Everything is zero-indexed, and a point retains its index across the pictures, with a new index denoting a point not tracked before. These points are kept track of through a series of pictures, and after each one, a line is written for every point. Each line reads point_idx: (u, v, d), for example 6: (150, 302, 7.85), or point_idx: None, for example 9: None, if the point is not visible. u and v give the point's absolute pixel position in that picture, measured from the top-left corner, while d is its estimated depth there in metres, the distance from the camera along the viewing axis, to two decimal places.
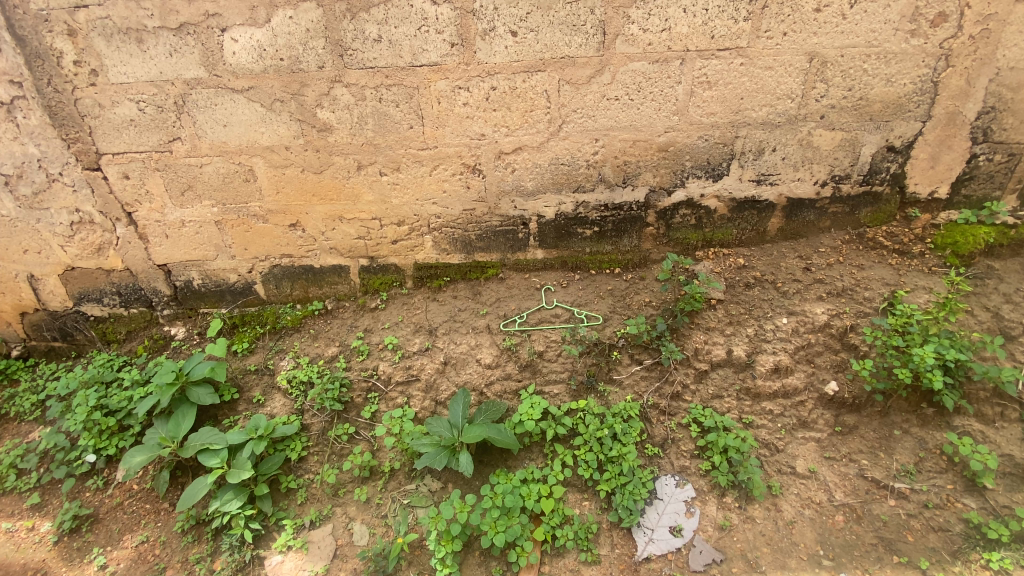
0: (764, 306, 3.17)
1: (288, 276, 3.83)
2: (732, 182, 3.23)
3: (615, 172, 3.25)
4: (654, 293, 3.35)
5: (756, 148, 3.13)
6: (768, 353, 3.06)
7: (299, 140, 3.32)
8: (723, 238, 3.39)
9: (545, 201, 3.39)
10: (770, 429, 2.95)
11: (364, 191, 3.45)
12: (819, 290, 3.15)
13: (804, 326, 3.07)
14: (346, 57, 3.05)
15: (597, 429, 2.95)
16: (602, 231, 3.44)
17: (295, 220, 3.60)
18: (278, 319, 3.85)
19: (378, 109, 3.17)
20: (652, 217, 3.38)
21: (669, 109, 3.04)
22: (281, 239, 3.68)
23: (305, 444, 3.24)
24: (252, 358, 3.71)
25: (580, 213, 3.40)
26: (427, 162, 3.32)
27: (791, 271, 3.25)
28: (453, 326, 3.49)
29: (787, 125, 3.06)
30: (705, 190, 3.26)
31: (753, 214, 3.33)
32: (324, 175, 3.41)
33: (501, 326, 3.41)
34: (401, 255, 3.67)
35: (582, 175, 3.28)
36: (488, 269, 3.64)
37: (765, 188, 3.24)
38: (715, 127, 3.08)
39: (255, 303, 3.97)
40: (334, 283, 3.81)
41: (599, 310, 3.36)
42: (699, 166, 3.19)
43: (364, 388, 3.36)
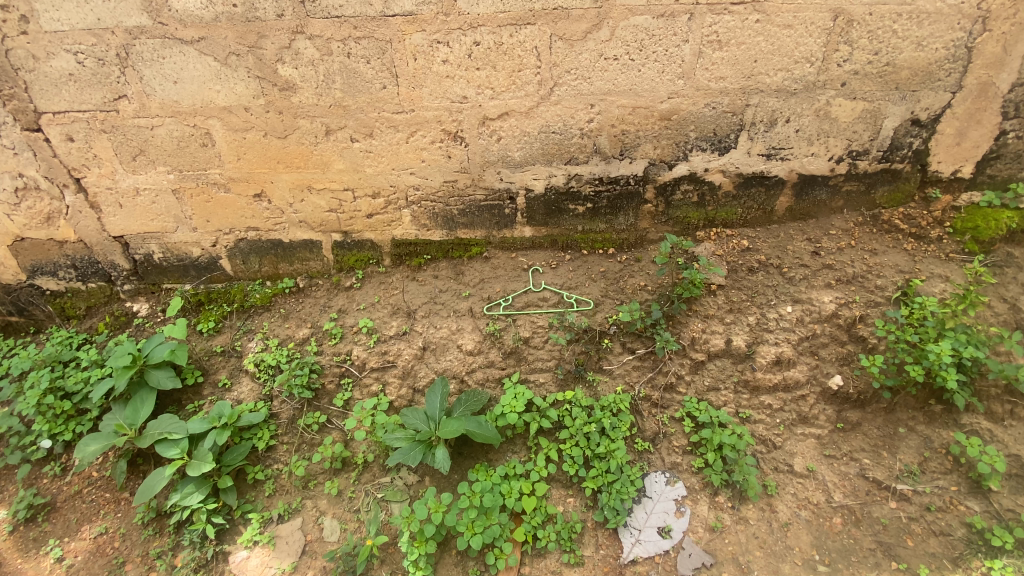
0: (768, 293, 2.93)
1: (256, 251, 3.54)
2: (739, 156, 2.93)
3: (611, 143, 2.94)
4: (649, 277, 3.10)
5: (768, 118, 2.82)
6: (769, 344, 2.85)
7: (259, 100, 2.97)
8: (727, 217, 3.11)
9: (534, 174, 3.08)
10: (768, 425, 2.78)
11: (334, 158, 3.12)
12: (828, 277, 2.91)
13: (809, 315, 2.84)
14: (308, 4, 2.68)
15: (584, 423, 2.77)
16: (596, 208, 3.15)
17: (260, 190, 3.28)
18: (245, 297, 3.58)
19: (347, 65, 2.82)
20: (650, 193, 3.08)
21: (673, 71, 2.71)
22: (245, 210, 3.37)
23: (274, 432, 3.04)
24: (218, 339, 3.48)
25: (572, 187, 3.10)
26: (404, 127, 2.99)
27: (799, 255, 2.99)
28: (433, 309, 3.24)
29: (803, 93, 2.75)
30: (710, 164, 2.96)
31: (760, 191, 3.04)
32: (289, 140, 3.08)
33: (485, 309, 3.17)
34: (376, 230, 3.37)
35: (575, 145, 2.96)
36: (473, 247, 3.36)
37: (775, 163, 2.95)
38: (725, 93, 2.76)
39: (221, 279, 3.69)
40: (306, 259, 3.54)
41: (590, 294, 3.12)
42: (704, 137, 2.89)
43: (336, 374, 3.13)
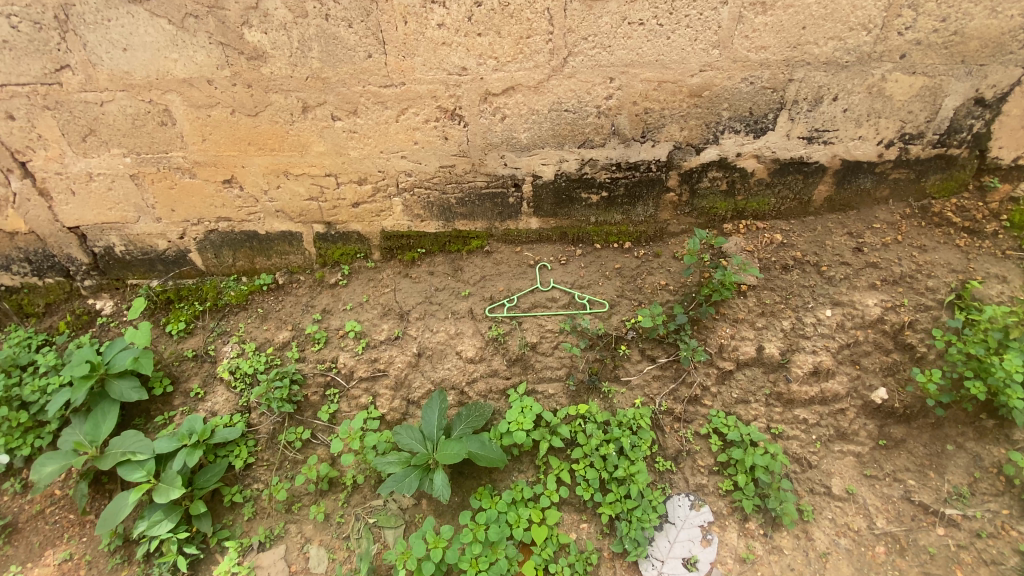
0: (804, 295, 2.63)
1: (229, 243, 3.17)
2: (777, 139, 2.58)
3: (632, 123, 2.57)
4: (670, 275, 2.78)
5: (813, 95, 2.46)
6: (805, 353, 2.55)
7: (225, 71, 2.56)
8: (758, 208, 2.78)
9: (542, 158, 2.72)
10: (803, 442, 2.51)
11: (313, 140, 2.73)
12: (872, 276, 2.60)
13: (851, 320, 2.54)
14: None
15: (601, 442, 2.47)
16: (612, 197, 2.80)
17: (230, 175, 2.89)
18: (219, 295, 3.22)
19: (325, 30, 2.42)
20: (673, 181, 2.73)
21: (707, 39, 2.33)
22: (214, 198, 2.98)
23: (252, 449, 2.73)
24: (189, 342, 3.13)
25: (586, 174, 2.74)
26: (393, 104, 2.60)
27: (839, 252, 2.68)
28: (429, 310, 2.90)
29: (855, 66, 2.38)
30: (742, 148, 2.61)
31: (797, 179, 2.71)
32: (261, 118, 2.68)
33: (487, 311, 2.84)
34: (364, 221, 3.01)
35: (590, 125, 2.59)
36: (473, 240, 3.00)
37: (816, 147, 2.61)
38: (766, 66, 2.39)
39: (192, 274, 3.32)
40: (285, 253, 3.18)
41: (604, 295, 2.80)
42: (737, 117, 2.53)
43: (320, 384, 2.80)
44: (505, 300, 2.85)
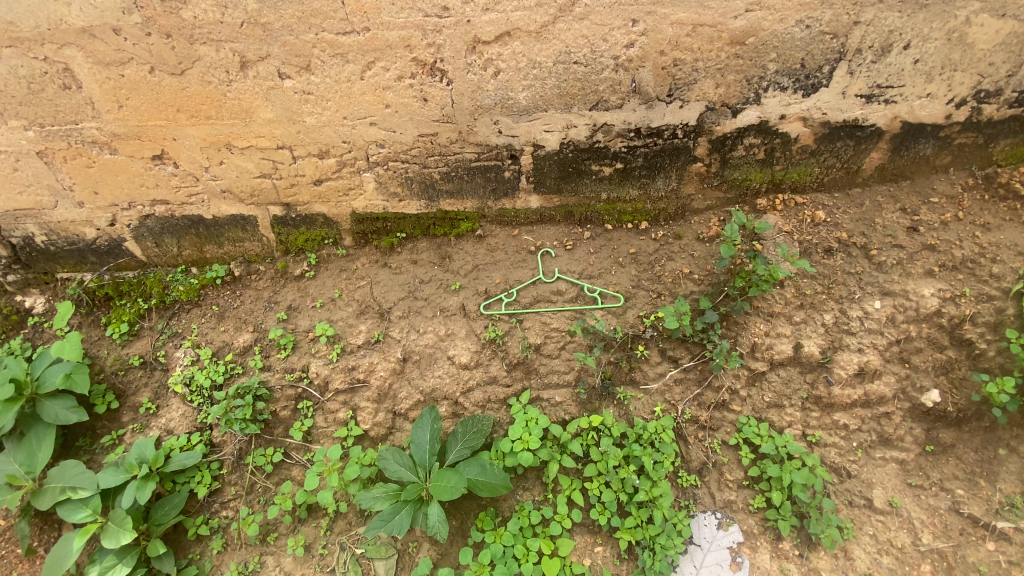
0: (849, 283, 2.27)
1: (170, 230, 2.66)
2: (830, 97, 2.16)
3: (657, 78, 2.09)
4: (694, 261, 2.38)
5: (882, 42, 2.04)
6: (850, 351, 2.23)
7: (135, 16, 1.99)
8: (798, 179, 2.36)
9: (545, 123, 2.23)
10: (842, 450, 2.25)
11: (258, 104, 2.19)
12: (929, 261, 2.25)
13: (902, 313, 2.22)
14: None
15: (618, 461, 2.15)
16: (627, 169, 2.35)
17: (160, 150, 2.35)
18: (166, 290, 2.74)
19: None
20: (701, 149, 2.27)
21: None
22: (144, 177, 2.44)
23: (217, 473, 2.37)
24: (134, 347, 2.67)
25: (597, 142, 2.27)
26: (357, 57, 2.06)
27: (891, 231, 2.31)
28: (415, 306, 2.49)
29: (936, 5, 1.98)
30: (788, 108, 2.17)
31: (847, 145, 2.30)
32: (188, 79, 2.13)
33: (482, 307, 2.44)
34: (329, 202, 2.51)
35: (605, 81, 2.10)
36: (462, 222, 2.54)
37: (874, 107, 2.20)
38: (828, 5, 1.95)
39: (133, 266, 2.80)
40: (239, 239, 2.70)
41: (619, 286, 2.40)
42: (787, 69, 2.08)
43: (290, 396, 2.42)
44: (502, 295, 2.44)
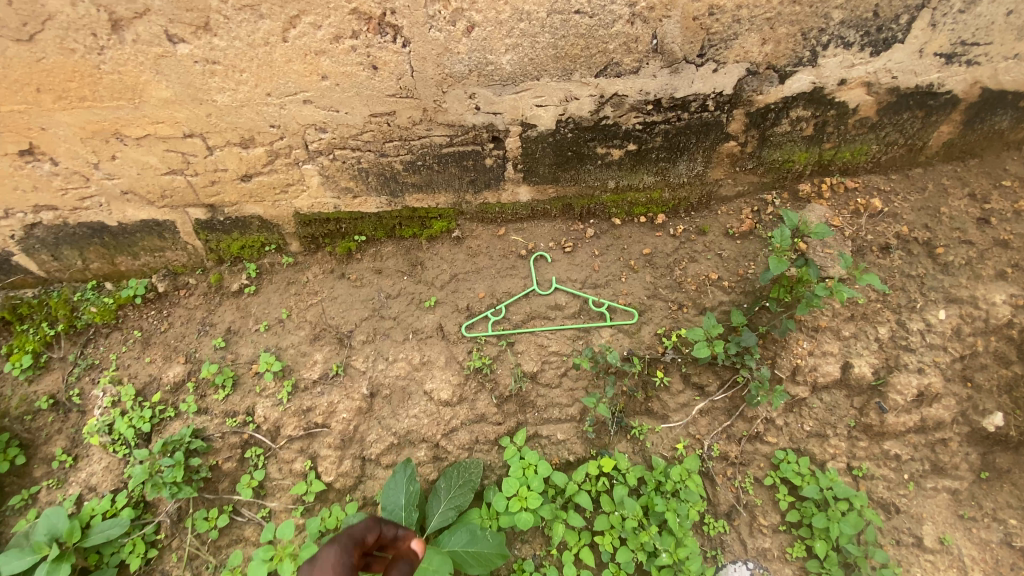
0: (909, 289, 1.86)
1: (69, 240, 2.10)
2: (903, 57, 1.68)
3: (684, 32, 1.58)
4: (722, 261, 1.96)
5: None
6: (908, 371, 1.84)
7: None
8: (849, 160, 1.90)
9: (536, 95, 1.71)
10: (890, 483, 1.89)
11: (147, 79, 1.63)
12: (1003, 260, 1.84)
13: (969, 324, 1.83)
14: None
15: (635, 516, 1.78)
16: (641, 152, 1.85)
17: (28, 143, 1.78)
18: (75, 312, 2.21)
19: None
20: (736, 125, 1.78)
21: None
22: (16, 178, 1.87)
23: (152, 539, 1.95)
24: (38, 386, 2.15)
25: (605, 118, 1.76)
26: (274, 10, 1.50)
27: (959, 223, 1.88)
28: (381, 328, 2.03)
29: None
30: (850, 72, 1.69)
31: (914, 117, 1.83)
32: (42, 47, 1.55)
33: (465, 328, 1.99)
34: (263, 202, 1.99)
35: (617, 39, 1.59)
36: (436, 220, 2.05)
37: (953, 70, 1.73)
38: None
39: (31, 282, 2.22)
40: (157, 249, 2.16)
41: (632, 297, 1.98)
42: (855, 20, 1.60)
43: (234, 445, 1.97)
44: (489, 311, 2.00)
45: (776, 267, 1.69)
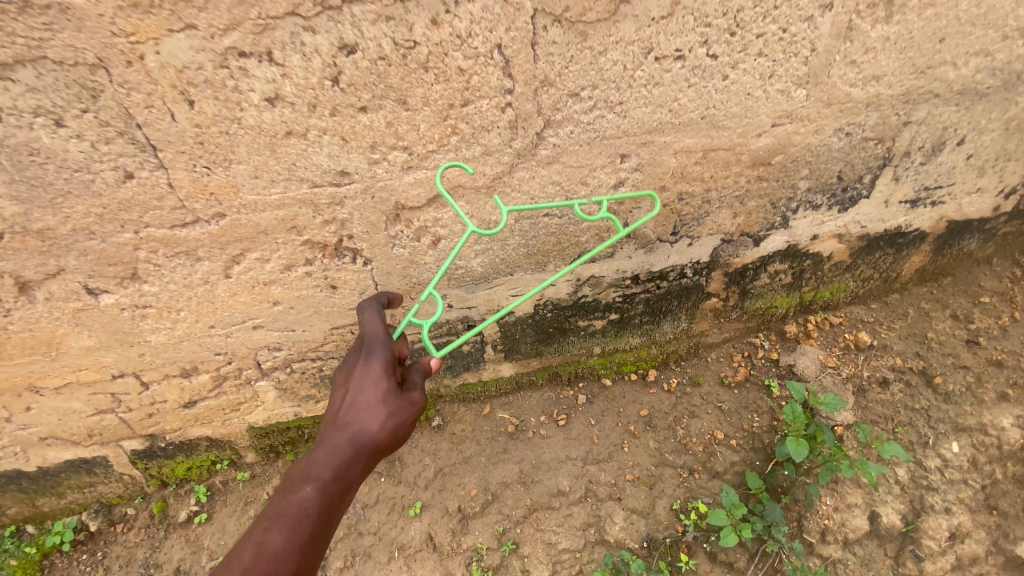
0: (915, 424, 1.80)
1: (45, 471, 1.86)
2: (870, 208, 1.64)
3: (657, 217, 1.50)
4: (723, 417, 1.88)
5: (933, 142, 1.53)
6: (935, 512, 1.73)
7: None
8: (831, 297, 1.90)
9: (511, 287, 1.59)
10: None
11: (60, 332, 1.42)
12: (1000, 381, 1.81)
13: (984, 453, 1.76)
14: None
15: None
16: (624, 318, 1.79)
17: None
18: (48, 546, 1.98)
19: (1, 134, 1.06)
20: (716, 283, 1.75)
21: (790, 75, 1.28)
22: None
23: None
24: None
25: (584, 295, 1.68)
26: (213, 252, 1.31)
27: (948, 347, 1.87)
28: (362, 546, 1.81)
29: (998, 93, 1.49)
30: (819, 228, 1.65)
31: (887, 254, 1.81)
32: None
33: (472, 554, 1.76)
34: (214, 422, 1.79)
35: (588, 231, 1.50)
36: None
37: (920, 212, 1.70)
38: (874, 107, 1.40)
39: (14, 501, 1.94)
40: (104, 479, 1.93)
41: (637, 467, 1.85)
42: (821, 185, 1.54)
43: None
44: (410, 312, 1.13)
45: (793, 450, 1.61)
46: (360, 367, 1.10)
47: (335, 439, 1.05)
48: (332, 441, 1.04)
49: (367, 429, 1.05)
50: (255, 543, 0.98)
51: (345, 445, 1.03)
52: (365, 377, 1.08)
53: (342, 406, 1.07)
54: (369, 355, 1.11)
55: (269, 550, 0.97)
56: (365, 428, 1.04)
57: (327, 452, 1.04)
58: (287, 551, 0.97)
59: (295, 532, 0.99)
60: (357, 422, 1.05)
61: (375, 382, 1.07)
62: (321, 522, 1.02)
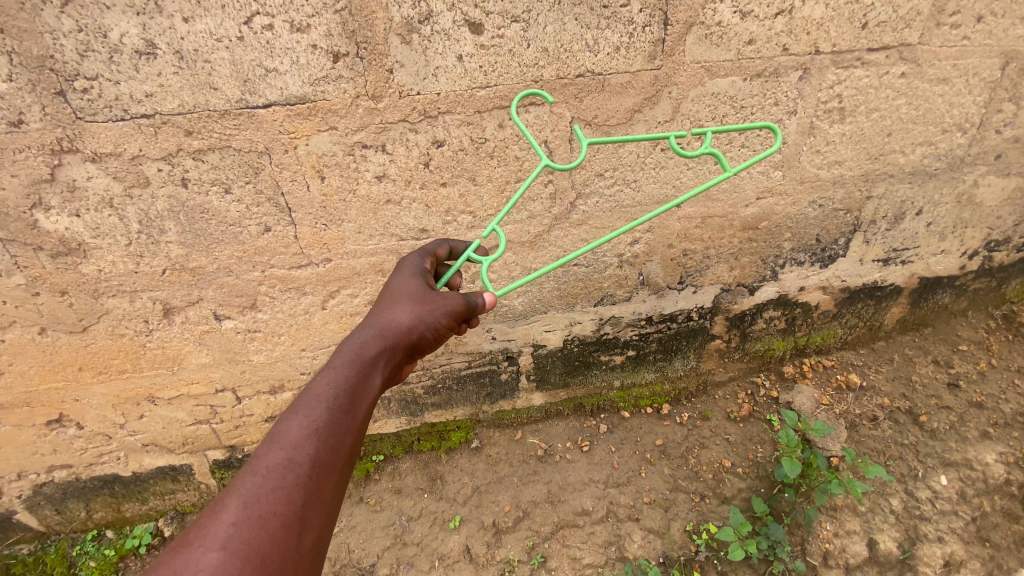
0: (906, 457, 1.98)
1: (138, 477, 2.17)
2: (848, 266, 1.96)
3: (666, 269, 1.84)
4: (731, 448, 2.11)
5: (895, 212, 1.87)
6: (929, 541, 1.82)
7: (14, 278, 1.56)
8: (823, 342, 2.20)
9: (545, 324, 1.93)
10: None
11: (186, 350, 1.79)
12: (981, 421, 2.01)
13: (972, 486, 1.90)
14: (79, 100, 1.30)
15: None
16: (640, 354, 2.10)
17: (60, 414, 1.92)
18: (126, 550, 2.25)
19: (187, 200, 1.48)
20: (719, 326, 2.07)
21: (768, 161, 1.65)
22: (40, 445, 2.00)
23: None
24: None
25: (605, 333, 2.00)
26: (316, 288, 1.68)
27: (931, 389, 2.10)
28: (405, 556, 2.01)
29: (946, 173, 1.82)
30: (807, 281, 1.97)
31: (868, 305, 2.12)
32: (93, 334, 1.71)
33: (503, 566, 1.94)
34: None
35: (609, 278, 1.84)
36: (454, 432, 2.24)
37: (893, 269, 2.01)
38: (840, 185, 1.75)
39: (106, 505, 2.24)
40: (185, 487, 2.24)
41: (653, 491, 2.06)
42: (802, 246, 1.88)
43: None
44: (472, 249, 1.29)
45: (787, 467, 1.80)
46: (390, 283, 1.27)
47: (361, 338, 1.14)
48: (368, 335, 1.15)
49: (391, 329, 1.17)
50: (273, 436, 0.95)
51: (380, 330, 1.16)
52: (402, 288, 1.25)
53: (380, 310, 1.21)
54: (408, 272, 1.29)
55: (288, 431, 0.95)
56: (398, 319, 1.18)
57: (354, 345, 1.13)
58: (311, 440, 0.95)
59: (314, 418, 0.98)
60: (389, 317, 1.18)
61: (411, 290, 1.23)
62: (344, 411, 1.02)
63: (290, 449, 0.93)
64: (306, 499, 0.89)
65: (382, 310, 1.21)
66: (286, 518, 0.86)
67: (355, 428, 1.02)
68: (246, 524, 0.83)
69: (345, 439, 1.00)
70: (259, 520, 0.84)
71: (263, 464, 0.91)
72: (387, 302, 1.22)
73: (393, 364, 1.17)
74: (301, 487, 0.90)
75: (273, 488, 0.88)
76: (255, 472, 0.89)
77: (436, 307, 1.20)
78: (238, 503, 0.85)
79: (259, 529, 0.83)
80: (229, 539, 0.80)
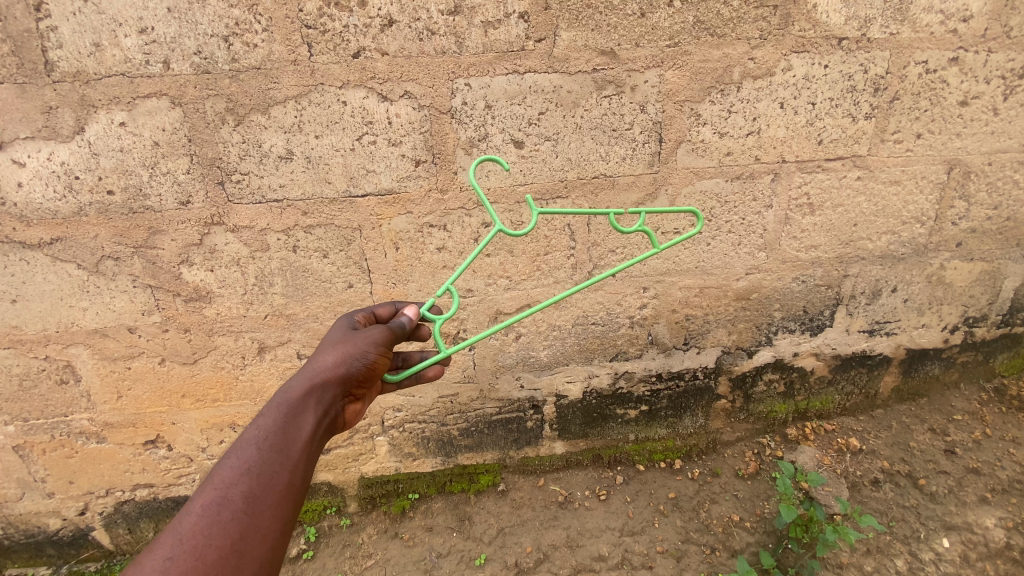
0: (910, 520, 2.07)
1: None
2: (836, 335, 2.26)
3: (672, 330, 2.18)
4: (740, 504, 2.26)
5: (871, 289, 2.17)
6: None
7: (154, 317, 2.02)
8: (822, 407, 2.42)
9: (566, 375, 2.25)
10: None
11: (269, 383, 2.18)
12: (978, 486, 2.13)
13: (975, 550, 1.96)
14: (231, 187, 1.81)
15: None
16: (653, 409, 2.37)
17: (156, 435, 2.29)
18: None
19: (294, 262, 1.94)
20: (723, 386, 2.34)
21: (752, 243, 2.02)
22: (132, 463, 2.35)
23: None
24: None
25: (620, 387, 2.30)
26: None
27: (929, 455, 2.25)
28: None
29: (912, 257, 2.12)
30: (799, 347, 2.27)
31: (860, 373, 2.36)
32: (200, 366, 2.13)
33: None
34: (337, 469, 2.39)
35: (622, 337, 2.17)
36: (483, 475, 2.47)
37: (878, 339, 2.28)
38: (818, 264, 2.09)
39: None
40: None
41: (665, 541, 2.19)
42: (792, 315, 2.19)
43: None
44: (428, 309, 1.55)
45: (785, 512, 1.91)
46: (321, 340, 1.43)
47: (291, 386, 1.27)
48: (301, 381, 1.29)
49: (321, 374, 1.30)
50: (208, 479, 1.06)
51: (310, 377, 1.29)
52: (334, 339, 1.40)
53: (314, 358, 1.34)
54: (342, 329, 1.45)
55: (221, 474, 1.06)
56: (328, 364, 1.32)
57: (286, 392, 1.26)
58: (243, 479, 1.06)
59: (246, 458, 1.10)
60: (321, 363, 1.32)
61: (341, 339, 1.39)
62: (277, 450, 1.13)
63: (221, 490, 1.04)
64: (240, 530, 1.00)
65: (312, 358, 1.34)
66: (221, 547, 0.97)
67: (288, 465, 1.13)
68: (183, 555, 0.93)
69: (277, 475, 1.11)
70: (196, 550, 0.95)
71: (197, 505, 1.01)
72: (320, 352, 1.36)
73: (328, 405, 1.29)
74: (234, 521, 1.00)
75: (209, 523, 0.99)
76: (190, 512, 1.00)
77: (360, 344, 1.37)
78: (175, 538, 0.95)
79: (196, 558, 0.94)
80: (167, 570, 0.91)
